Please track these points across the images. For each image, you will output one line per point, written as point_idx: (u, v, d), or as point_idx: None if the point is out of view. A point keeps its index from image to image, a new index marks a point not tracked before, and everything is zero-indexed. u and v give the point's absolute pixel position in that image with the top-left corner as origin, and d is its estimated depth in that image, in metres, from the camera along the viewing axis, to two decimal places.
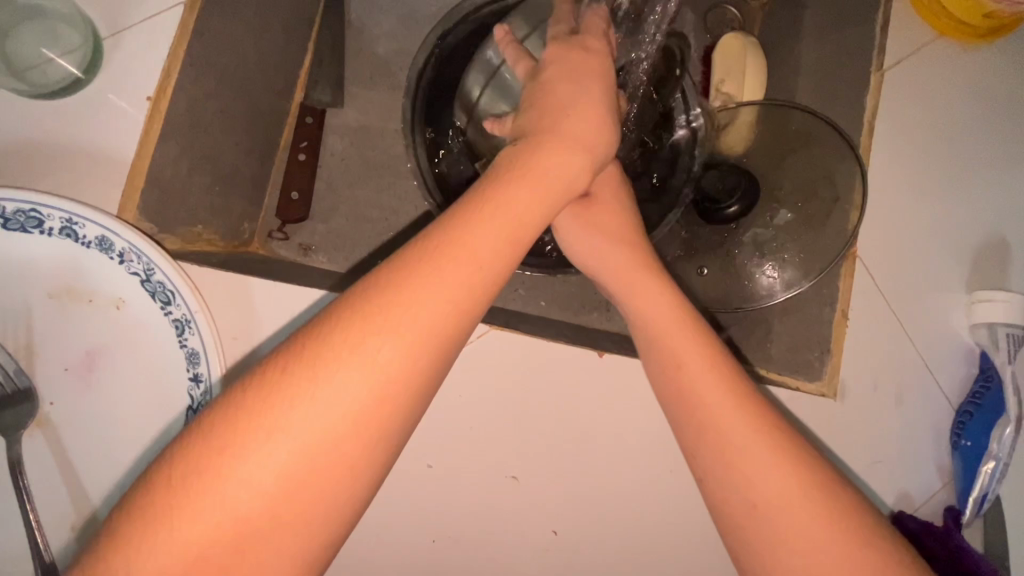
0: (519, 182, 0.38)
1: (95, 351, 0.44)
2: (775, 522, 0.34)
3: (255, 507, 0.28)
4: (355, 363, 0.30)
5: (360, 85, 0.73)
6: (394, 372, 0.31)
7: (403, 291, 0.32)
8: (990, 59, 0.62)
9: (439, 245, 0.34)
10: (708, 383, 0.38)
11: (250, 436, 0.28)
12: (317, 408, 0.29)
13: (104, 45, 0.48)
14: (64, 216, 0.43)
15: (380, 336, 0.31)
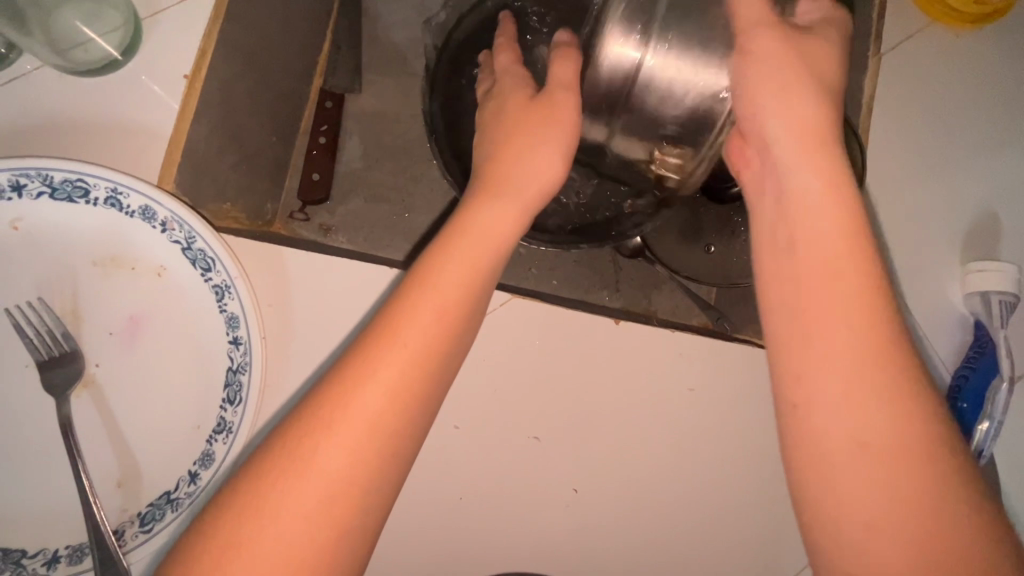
0: (448, 268, 0.41)
1: (139, 316, 0.46)
2: (850, 477, 0.35)
3: (298, 528, 0.34)
4: (352, 412, 0.36)
5: (377, 72, 0.76)
6: (388, 414, 0.37)
7: (384, 351, 0.38)
8: (980, 43, 0.65)
9: (408, 306, 0.39)
10: (849, 329, 0.36)
11: (242, 532, 0.34)
12: (333, 446, 0.36)
13: (142, 25, 0.50)
14: (109, 185, 0.45)
15: (368, 390, 0.37)
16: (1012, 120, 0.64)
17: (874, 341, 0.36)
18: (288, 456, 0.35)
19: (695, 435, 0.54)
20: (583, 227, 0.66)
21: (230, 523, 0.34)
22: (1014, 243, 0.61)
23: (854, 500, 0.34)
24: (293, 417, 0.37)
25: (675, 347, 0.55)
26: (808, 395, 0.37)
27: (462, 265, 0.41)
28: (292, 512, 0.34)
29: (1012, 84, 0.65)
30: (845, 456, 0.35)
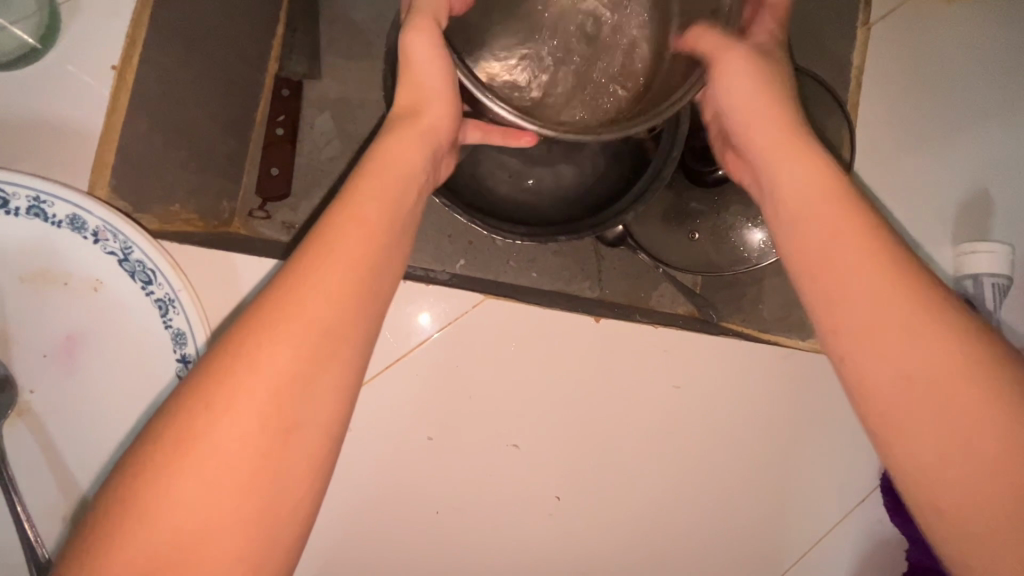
0: (370, 198, 0.36)
1: (75, 336, 0.43)
2: (909, 383, 0.32)
3: (190, 541, 0.28)
4: (240, 398, 0.30)
5: (337, 54, 0.71)
6: (285, 398, 0.31)
7: (273, 326, 0.31)
8: (973, 11, 0.62)
9: (301, 271, 0.33)
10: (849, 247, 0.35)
11: (145, 499, 0.28)
12: (219, 440, 0.29)
13: (62, 12, 0.45)
14: (30, 193, 0.40)
15: (258, 371, 0.30)
16: (1006, 91, 0.61)
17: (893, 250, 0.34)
18: (162, 456, 0.29)
19: (681, 434, 0.52)
20: (562, 217, 0.63)
21: (105, 540, 0.28)
22: (1006, 222, 0.59)
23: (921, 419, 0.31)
24: (167, 410, 0.30)
25: (659, 344, 0.52)
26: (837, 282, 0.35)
27: (356, 225, 0.35)
28: (183, 520, 0.28)
29: (1010, 52, 0.61)
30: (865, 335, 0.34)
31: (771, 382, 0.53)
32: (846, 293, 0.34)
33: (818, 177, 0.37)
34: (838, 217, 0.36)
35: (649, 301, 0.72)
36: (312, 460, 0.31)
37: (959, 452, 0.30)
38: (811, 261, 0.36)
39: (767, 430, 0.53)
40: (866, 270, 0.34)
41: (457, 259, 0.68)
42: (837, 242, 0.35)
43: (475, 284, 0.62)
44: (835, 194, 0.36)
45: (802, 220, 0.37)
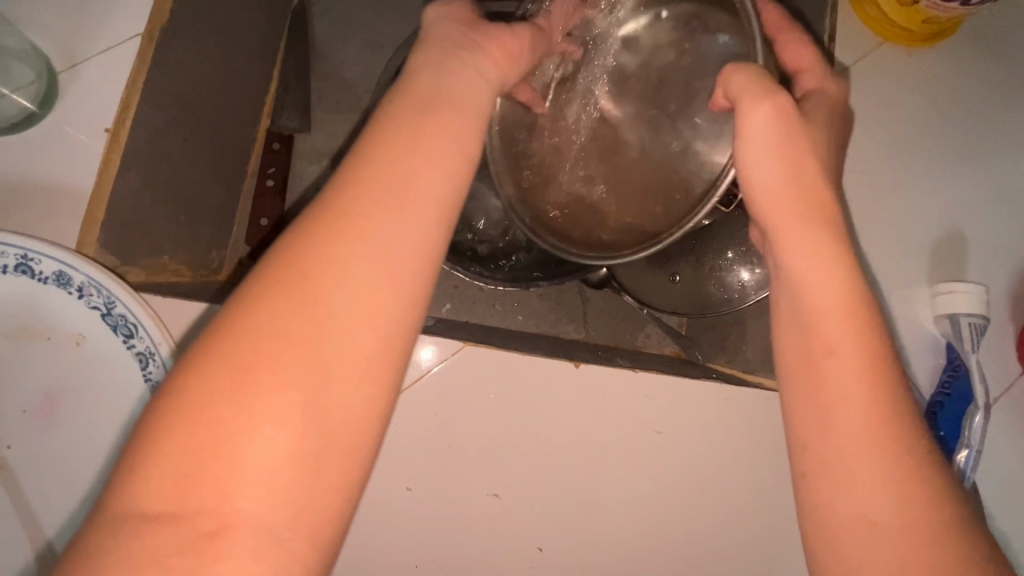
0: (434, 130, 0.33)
1: (56, 391, 0.43)
2: (889, 556, 0.29)
3: (249, 424, 0.25)
4: (299, 306, 0.27)
5: (327, 110, 0.75)
6: (342, 305, 0.28)
7: (333, 225, 0.29)
8: (932, 62, 0.65)
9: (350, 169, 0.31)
10: (851, 387, 0.31)
11: (177, 437, 0.25)
12: (273, 344, 0.27)
13: (61, 79, 0.47)
14: (18, 251, 0.42)
15: (310, 277, 0.28)
16: (970, 135, 0.64)
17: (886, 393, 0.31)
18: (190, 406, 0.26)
19: (665, 481, 0.51)
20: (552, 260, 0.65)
21: (150, 451, 0.25)
22: (980, 261, 0.60)
23: None
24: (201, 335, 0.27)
25: (639, 387, 0.52)
26: (833, 405, 0.31)
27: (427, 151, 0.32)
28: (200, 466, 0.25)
29: (966, 101, 0.64)
30: (874, 505, 0.30)
31: (754, 425, 0.53)
32: (850, 440, 0.31)
33: (850, 299, 0.32)
34: (855, 346, 0.32)
35: (636, 341, 0.73)
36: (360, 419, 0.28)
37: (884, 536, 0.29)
38: (816, 399, 0.32)
39: (752, 474, 0.52)
40: (855, 409, 0.31)
41: (443, 304, 0.69)
42: (833, 371, 0.32)
43: (459, 329, 0.63)
44: (855, 327, 0.32)
45: (809, 364, 0.33)
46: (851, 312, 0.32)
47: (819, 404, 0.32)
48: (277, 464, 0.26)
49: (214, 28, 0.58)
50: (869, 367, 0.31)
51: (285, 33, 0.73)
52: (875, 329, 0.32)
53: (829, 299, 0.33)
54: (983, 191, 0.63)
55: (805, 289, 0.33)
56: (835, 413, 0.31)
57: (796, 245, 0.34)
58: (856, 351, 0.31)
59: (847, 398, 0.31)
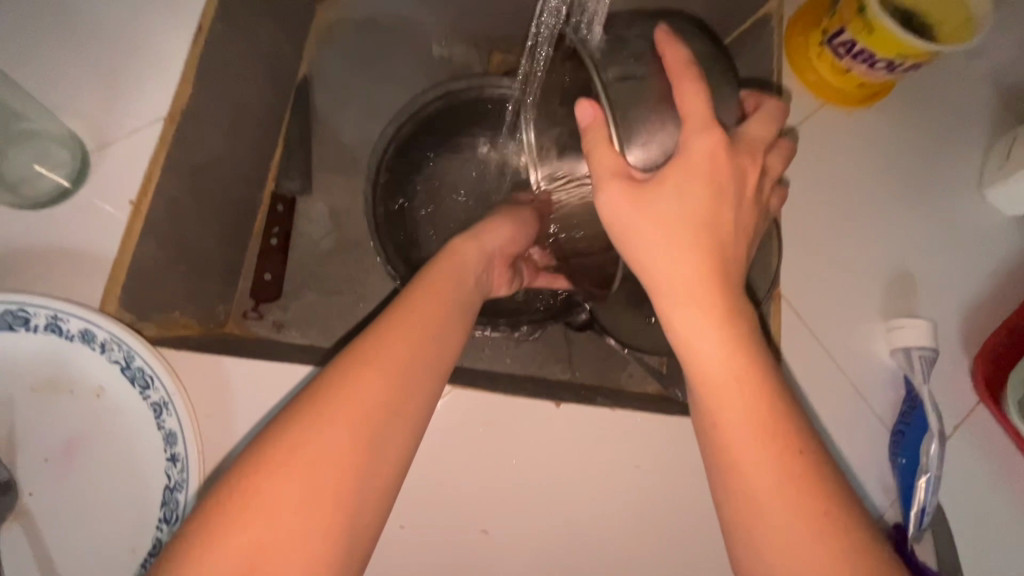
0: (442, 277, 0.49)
1: (75, 441, 0.47)
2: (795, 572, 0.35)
3: (287, 504, 0.35)
4: (336, 424, 0.37)
5: (327, 171, 0.81)
6: (367, 429, 0.38)
7: (366, 365, 0.40)
8: (871, 119, 0.72)
9: (384, 325, 0.43)
10: (743, 422, 0.37)
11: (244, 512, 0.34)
12: (317, 452, 0.36)
13: (91, 157, 0.53)
14: (49, 312, 0.46)
15: (344, 401, 0.38)
16: (910, 185, 0.71)
17: (777, 423, 0.37)
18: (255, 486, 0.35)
19: (647, 513, 0.55)
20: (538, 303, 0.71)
21: (216, 526, 0.34)
22: (927, 298, 0.66)
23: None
24: (261, 436, 0.37)
25: (617, 425, 0.56)
26: (728, 445, 0.38)
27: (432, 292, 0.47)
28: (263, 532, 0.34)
29: (904, 155, 0.72)
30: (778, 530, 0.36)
31: None
32: (749, 474, 0.37)
33: (727, 347, 0.38)
34: (740, 385, 0.38)
35: (620, 380, 0.76)
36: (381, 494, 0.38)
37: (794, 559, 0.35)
38: (719, 442, 0.38)
39: None
40: (747, 445, 0.37)
41: None
42: (726, 419, 0.38)
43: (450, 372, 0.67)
44: (740, 369, 0.38)
45: (711, 408, 0.39)
46: (740, 361, 0.38)
47: (720, 444, 0.38)
48: (309, 545, 0.34)
49: (225, 108, 0.65)
50: (761, 403, 0.37)
51: (289, 105, 0.80)
52: (757, 365, 0.38)
53: (716, 348, 0.38)
54: (925, 234, 0.69)
55: (706, 343, 0.39)
56: (734, 455, 0.37)
57: (691, 312, 0.39)
58: (741, 391, 0.37)
59: (742, 434, 0.37)
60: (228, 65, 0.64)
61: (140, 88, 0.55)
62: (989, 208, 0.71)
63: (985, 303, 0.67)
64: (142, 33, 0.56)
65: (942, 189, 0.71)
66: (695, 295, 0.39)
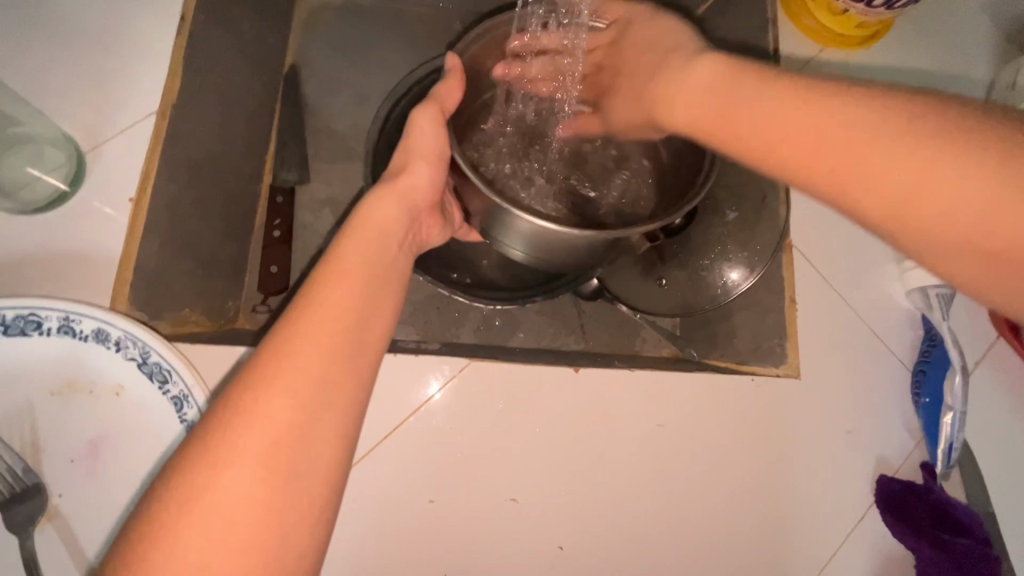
0: (356, 242, 0.44)
1: (99, 440, 0.47)
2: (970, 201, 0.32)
3: (222, 516, 0.32)
4: (246, 451, 0.34)
5: (324, 161, 0.81)
6: (291, 432, 0.35)
7: (236, 432, 0.34)
8: (870, 61, 0.71)
9: (279, 330, 0.38)
10: (787, 112, 0.39)
11: (175, 530, 0.32)
12: (206, 515, 0.32)
13: (86, 158, 0.53)
14: (61, 314, 0.46)
15: (216, 485, 0.33)
16: None
17: (811, 92, 0.39)
18: (177, 505, 0.32)
19: (673, 470, 0.55)
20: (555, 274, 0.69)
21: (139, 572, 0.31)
22: None
23: (954, 211, 0.33)
24: (162, 478, 0.34)
25: (637, 385, 0.56)
26: (781, 156, 0.39)
27: (354, 264, 0.42)
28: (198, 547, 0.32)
29: (905, 95, 0.70)
30: (903, 183, 0.34)
31: (746, 407, 0.57)
32: (837, 142, 0.36)
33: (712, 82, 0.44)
34: (748, 99, 0.41)
35: (635, 347, 0.76)
36: (324, 477, 0.36)
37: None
38: (781, 157, 0.39)
39: (751, 455, 0.56)
40: (789, 117, 0.39)
41: (448, 329, 0.74)
42: (747, 119, 0.41)
43: (466, 349, 0.66)
44: (733, 83, 0.43)
45: (752, 128, 0.40)
46: (737, 89, 0.42)
47: (801, 150, 0.38)
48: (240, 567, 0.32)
49: (216, 100, 0.64)
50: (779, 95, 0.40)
51: (278, 97, 0.79)
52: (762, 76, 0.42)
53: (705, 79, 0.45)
54: None
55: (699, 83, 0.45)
56: (809, 162, 0.38)
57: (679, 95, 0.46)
58: (756, 91, 0.41)
59: (791, 112, 0.38)
60: (214, 58, 0.63)
61: (130, 86, 0.55)
62: None
63: None
64: (125, 30, 0.56)
65: None
66: (716, 99, 0.43)
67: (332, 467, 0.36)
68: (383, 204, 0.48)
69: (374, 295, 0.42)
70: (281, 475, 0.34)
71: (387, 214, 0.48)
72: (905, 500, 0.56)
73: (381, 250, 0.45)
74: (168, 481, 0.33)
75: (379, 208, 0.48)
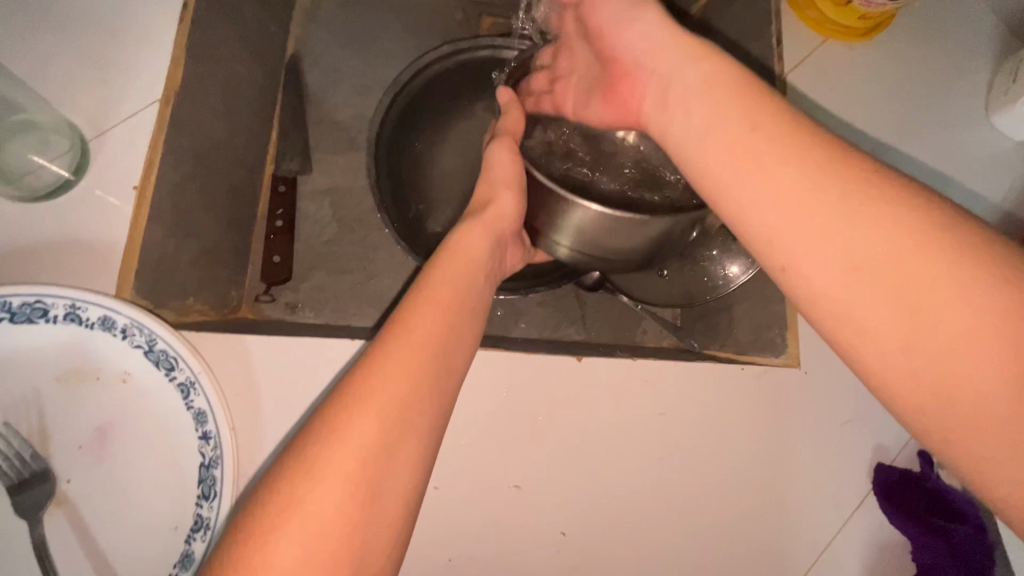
0: (447, 267, 0.45)
1: (107, 426, 0.47)
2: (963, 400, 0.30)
3: (305, 534, 0.32)
4: (333, 471, 0.33)
5: (326, 150, 0.80)
6: (378, 451, 0.34)
7: (327, 448, 0.34)
8: (872, 53, 0.71)
9: (372, 351, 0.38)
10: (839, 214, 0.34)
11: (260, 546, 0.31)
12: (290, 532, 0.32)
13: (90, 145, 0.53)
14: (67, 302, 0.46)
15: (304, 502, 0.32)
16: (915, 116, 0.70)
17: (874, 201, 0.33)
18: (267, 518, 0.32)
19: (675, 457, 0.55)
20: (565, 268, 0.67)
21: None
22: None
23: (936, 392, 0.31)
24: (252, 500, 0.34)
25: (640, 375, 0.56)
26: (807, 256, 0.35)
27: (444, 287, 0.43)
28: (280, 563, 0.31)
29: (906, 87, 0.71)
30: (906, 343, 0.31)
31: (747, 396, 0.57)
32: (868, 272, 0.33)
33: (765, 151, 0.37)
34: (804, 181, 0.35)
35: (636, 338, 0.77)
36: (406, 500, 0.35)
37: (974, 398, 0.30)
38: (804, 257, 0.35)
39: (751, 443, 0.57)
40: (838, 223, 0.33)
41: None
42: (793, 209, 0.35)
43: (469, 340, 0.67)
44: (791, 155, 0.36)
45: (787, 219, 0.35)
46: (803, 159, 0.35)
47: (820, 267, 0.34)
48: None
49: (218, 88, 0.63)
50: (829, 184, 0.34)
51: (280, 86, 0.79)
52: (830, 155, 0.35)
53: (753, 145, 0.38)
54: (936, 167, 0.69)
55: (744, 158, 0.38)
56: (830, 274, 0.34)
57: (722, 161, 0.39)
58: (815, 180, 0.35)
59: (844, 213, 0.33)
60: (217, 46, 0.62)
61: (133, 73, 0.54)
62: (997, 133, 0.70)
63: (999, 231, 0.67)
64: (127, 17, 0.55)
65: (950, 120, 0.70)
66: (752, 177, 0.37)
67: (412, 492, 0.35)
68: (470, 232, 0.50)
69: (461, 321, 0.42)
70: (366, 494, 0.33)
71: (474, 243, 0.49)
72: (902, 488, 0.56)
73: (468, 276, 0.46)
74: (262, 495, 0.33)
75: (467, 236, 0.49)
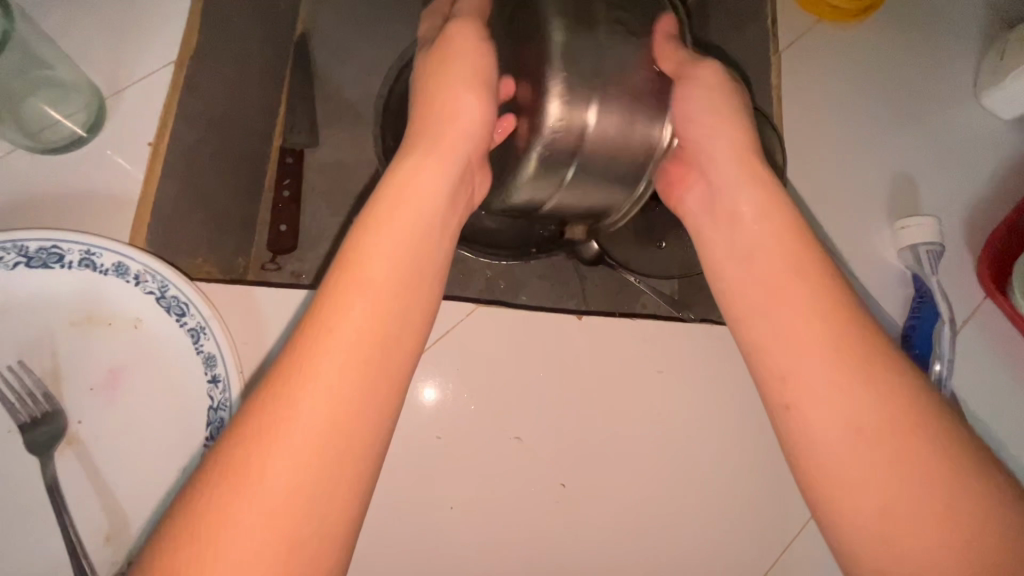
0: (395, 211, 0.44)
1: (118, 370, 0.48)
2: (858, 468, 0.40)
3: (277, 479, 0.35)
4: (294, 425, 0.36)
5: (332, 126, 0.82)
6: (337, 400, 0.37)
7: (286, 402, 0.37)
8: (864, 33, 0.73)
9: (330, 290, 0.40)
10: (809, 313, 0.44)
11: (232, 495, 0.34)
12: (260, 481, 0.35)
13: (107, 103, 0.54)
14: (82, 247, 0.47)
15: (270, 452, 0.35)
16: (907, 95, 0.72)
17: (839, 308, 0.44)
18: (233, 471, 0.35)
19: (672, 413, 0.56)
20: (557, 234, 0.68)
21: (196, 532, 0.34)
22: (929, 198, 0.68)
23: (843, 466, 0.41)
24: (212, 456, 0.36)
25: (637, 333, 0.58)
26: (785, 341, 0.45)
27: (396, 232, 0.43)
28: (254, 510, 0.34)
29: (898, 66, 0.73)
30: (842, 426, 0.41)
31: (743, 355, 0.58)
32: (818, 364, 0.43)
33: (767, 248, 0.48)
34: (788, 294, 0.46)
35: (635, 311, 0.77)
36: (370, 442, 0.38)
37: (881, 498, 0.39)
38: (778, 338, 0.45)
39: (748, 401, 0.58)
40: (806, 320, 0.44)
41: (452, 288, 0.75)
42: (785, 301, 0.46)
43: None
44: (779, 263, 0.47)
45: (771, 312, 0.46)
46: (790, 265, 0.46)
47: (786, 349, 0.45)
48: (295, 531, 0.35)
49: (229, 58, 0.65)
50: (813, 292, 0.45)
51: (289, 62, 0.81)
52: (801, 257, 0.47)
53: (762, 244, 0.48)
54: (927, 143, 0.71)
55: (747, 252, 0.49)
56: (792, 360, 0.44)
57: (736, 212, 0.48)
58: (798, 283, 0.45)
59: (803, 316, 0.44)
60: (230, 17, 0.64)
61: (149, 36, 0.56)
62: (987, 112, 0.72)
63: (988, 205, 0.69)
64: None
65: (940, 99, 0.72)
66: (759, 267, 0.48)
67: (375, 434, 0.39)
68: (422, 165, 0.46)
69: (416, 267, 0.43)
70: (331, 439, 0.37)
71: (423, 181, 0.46)
72: None
73: (424, 219, 0.45)
74: (222, 451, 0.36)
75: (415, 173, 0.46)
